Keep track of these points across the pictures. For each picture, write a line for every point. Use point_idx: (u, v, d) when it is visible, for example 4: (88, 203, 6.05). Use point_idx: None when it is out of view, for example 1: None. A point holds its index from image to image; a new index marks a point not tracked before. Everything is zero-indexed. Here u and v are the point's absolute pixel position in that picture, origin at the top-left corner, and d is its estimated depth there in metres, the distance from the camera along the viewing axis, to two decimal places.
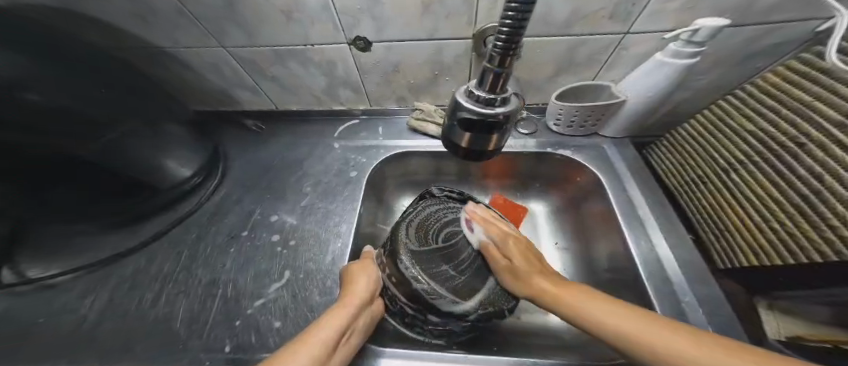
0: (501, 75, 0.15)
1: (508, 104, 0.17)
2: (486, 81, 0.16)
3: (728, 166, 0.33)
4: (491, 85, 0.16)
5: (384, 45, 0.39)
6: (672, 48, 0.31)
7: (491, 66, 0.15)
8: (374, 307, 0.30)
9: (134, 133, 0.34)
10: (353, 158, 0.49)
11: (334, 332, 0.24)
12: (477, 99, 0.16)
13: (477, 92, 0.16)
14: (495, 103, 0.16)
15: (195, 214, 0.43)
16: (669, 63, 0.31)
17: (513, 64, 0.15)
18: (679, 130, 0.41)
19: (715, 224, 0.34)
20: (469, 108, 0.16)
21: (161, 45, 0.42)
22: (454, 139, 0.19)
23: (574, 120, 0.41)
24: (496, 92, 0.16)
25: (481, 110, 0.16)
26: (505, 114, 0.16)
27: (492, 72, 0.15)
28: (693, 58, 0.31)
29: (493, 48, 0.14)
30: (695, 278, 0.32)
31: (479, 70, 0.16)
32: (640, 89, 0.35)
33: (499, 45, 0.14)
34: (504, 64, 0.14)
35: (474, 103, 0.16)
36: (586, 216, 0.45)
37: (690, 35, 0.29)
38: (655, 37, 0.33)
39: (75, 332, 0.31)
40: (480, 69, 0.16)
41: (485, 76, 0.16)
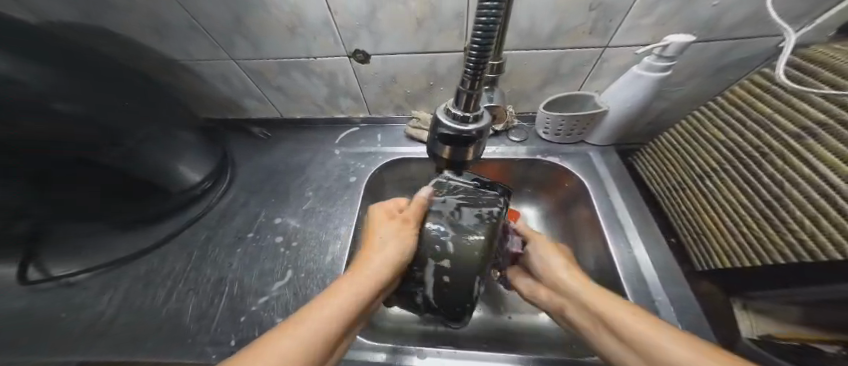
0: (473, 96, 0.18)
1: (481, 121, 0.19)
2: (460, 101, 0.18)
3: (703, 173, 0.35)
4: (465, 105, 0.18)
5: (381, 57, 0.42)
6: (647, 61, 0.33)
7: (464, 89, 0.17)
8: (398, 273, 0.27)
9: (149, 142, 0.37)
10: (352, 164, 0.52)
11: (351, 301, 0.23)
12: (454, 116, 0.18)
13: (454, 110, 0.19)
14: (469, 120, 0.19)
15: (205, 216, 0.45)
16: (645, 75, 0.34)
17: (481, 88, 0.18)
18: (660, 138, 0.43)
19: (693, 228, 0.36)
20: (447, 125, 0.19)
21: (176, 58, 0.45)
22: (436, 151, 0.21)
23: (561, 129, 0.44)
24: (469, 111, 0.19)
25: (457, 126, 0.18)
26: (479, 130, 0.19)
27: (465, 93, 0.18)
28: (666, 71, 0.33)
29: (464, 74, 0.17)
30: (672, 279, 0.34)
31: (456, 92, 0.19)
32: (620, 99, 0.37)
33: (469, 70, 0.16)
34: (474, 87, 0.17)
35: (451, 121, 0.19)
36: (574, 220, 0.47)
37: (662, 50, 0.31)
38: (631, 52, 0.36)
39: (95, 325, 0.34)
40: (455, 91, 0.18)
41: (460, 97, 0.18)
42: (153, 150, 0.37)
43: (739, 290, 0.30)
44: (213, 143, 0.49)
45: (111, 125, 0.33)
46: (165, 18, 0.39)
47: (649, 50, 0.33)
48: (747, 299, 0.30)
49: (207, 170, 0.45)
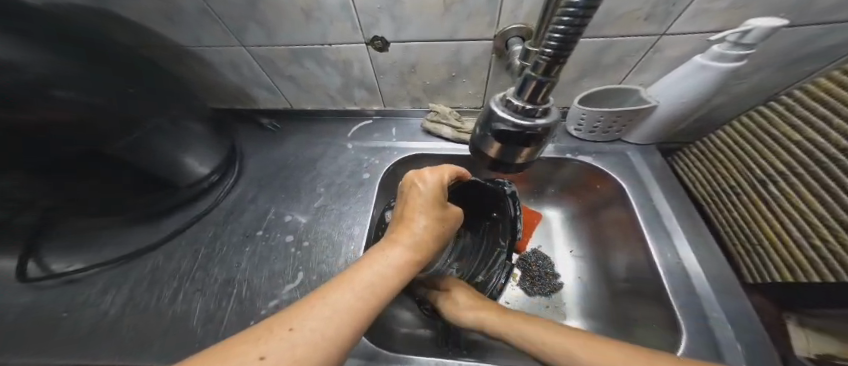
0: (546, 84, 0.14)
1: (549, 116, 0.16)
2: (526, 89, 0.15)
3: (764, 177, 0.31)
4: (531, 93, 0.15)
5: (402, 45, 0.38)
6: (716, 50, 0.29)
7: (536, 74, 0.14)
8: (420, 234, 0.25)
9: (156, 132, 0.34)
10: (366, 159, 0.49)
11: (348, 305, 0.18)
12: (517, 109, 0.15)
13: (515, 101, 0.15)
14: (535, 114, 0.15)
15: (211, 212, 0.43)
16: (711, 66, 0.29)
17: (559, 73, 0.14)
18: (710, 137, 0.39)
19: (746, 237, 0.32)
20: (505, 118, 0.16)
21: (183, 43, 0.42)
22: (483, 149, 0.18)
23: (598, 125, 0.40)
24: (535, 103, 0.15)
25: (519, 122, 0.15)
26: (546, 126, 0.16)
27: (534, 81, 0.14)
28: (740, 61, 0.29)
29: (539, 55, 0.13)
30: (726, 293, 0.31)
31: (520, 78, 0.15)
32: (674, 94, 0.33)
33: (548, 52, 0.12)
34: (550, 73, 0.13)
35: (510, 114, 0.16)
36: (604, 224, 0.44)
37: (739, 36, 0.27)
38: (700, 39, 0.31)
39: (98, 326, 0.32)
40: (520, 77, 0.15)
41: (526, 84, 0.15)
42: (157, 143, 0.34)
43: (796, 304, 0.29)
44: (221, 134, 0.46)
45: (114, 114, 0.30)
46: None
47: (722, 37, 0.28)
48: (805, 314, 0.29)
49: (215, 163, 0.43)
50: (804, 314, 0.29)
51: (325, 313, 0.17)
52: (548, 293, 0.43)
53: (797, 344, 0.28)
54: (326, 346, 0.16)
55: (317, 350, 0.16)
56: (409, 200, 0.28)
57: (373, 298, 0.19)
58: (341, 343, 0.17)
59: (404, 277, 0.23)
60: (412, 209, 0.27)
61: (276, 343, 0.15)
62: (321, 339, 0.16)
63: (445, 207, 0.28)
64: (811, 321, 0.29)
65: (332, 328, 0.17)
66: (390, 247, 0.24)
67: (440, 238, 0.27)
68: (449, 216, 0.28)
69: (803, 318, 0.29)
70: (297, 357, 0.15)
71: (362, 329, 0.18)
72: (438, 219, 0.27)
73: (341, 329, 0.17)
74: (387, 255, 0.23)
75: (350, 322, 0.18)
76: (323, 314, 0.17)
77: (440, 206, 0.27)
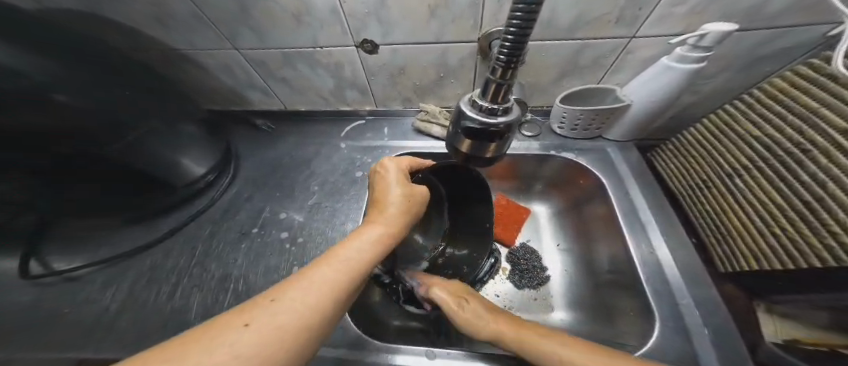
0: (504, 85, 0.16)
1: (511, 114, 0.18)
2: (488, 90, 0.16)
3: (732, 172, 0.33)
4: (493, 94, 0.17)
5: (390, 47, 0.40)
6: (679, 52, 0.31)
7: (495, 76, 0.15)
8: (392, 215, 0.28)
9: (152, 133, 0.35)
10: (358, 158, 0.50)
11: (329, 275, 0.20)
12: (481, 109, 0.17)
13: (480, 102, 0.17)
14: (498, 112, 0.17)
15: (208, 211, 0.44)
16: (675, 67, 0.31)
17: (515, 75, 0.16)
18: (684, 134, 0.41)
19: (717, 229, 0.34)
20: (472, 117, 0.17)
21: (177, 47, 0.43)
22: (457, 146, 0.20)
23: (578, 123, 0.41)
24: (498, 102, 0.17)
25: (484, 119, 0.17)
26: (508, 123, 0.17)
27: (494, 83, 0.16)
28: (700, 63, 0.31)
29: (496, 60, 0.15)
30: (695, 281, 0.33)
31: (483, 81, 0.17)
32: (645, 94, 0.35)
33: (502, 57, 0.14)
34: (506, 75, 0.15)
35: (477, 113, 0.17)
36: (588, 218, 0.46)
37: (697, 40, 0.29)
38: (661, 41, 0.33)
39: (99, 321, 0.33)
40: (483, 80, 0.17)
41: (488, 86, 0.17)
42: (154, 144, 0.36)
43: (763, 293, 0.30)
44: (217, 135, 0.47)
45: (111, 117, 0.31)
46: (163, 6, 0.37)
47: (683, 40, 0.30)
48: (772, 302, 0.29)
49: (210, 163, 0.44)
50: (769, 300, 0.29)
51: (307, 285, 0.19)
52: (535, 286, 0.45)
53: (767, 331, 0.29)
54: (307, 312, 0.18)
55: (298, 319, 0.17)
56: (377, 187, 0.31)
57: (350, 272, 0.21)
58: (320, 312, 0.19)
59: (381, 250, 0.25)
60: (382, 194, 0.30)
61: (261, 310, 0.17)
62: (301, 309, 0.18)
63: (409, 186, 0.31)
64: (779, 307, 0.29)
65: (313, 299, 0.19)
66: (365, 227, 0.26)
67: (412, 215, 0.29)
68: (417, 194, 0.31)
69: (771, 305, 0.30)
70: (280, 325, 0.17)
71: (339, 298, 0.20)
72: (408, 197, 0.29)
73: (321, 297, 0.19)
74: (364, 235, 0.25)
75: (327, 293, 0.19)
76: (305, 286, 0.19)
77: (407, 187, 0.30)
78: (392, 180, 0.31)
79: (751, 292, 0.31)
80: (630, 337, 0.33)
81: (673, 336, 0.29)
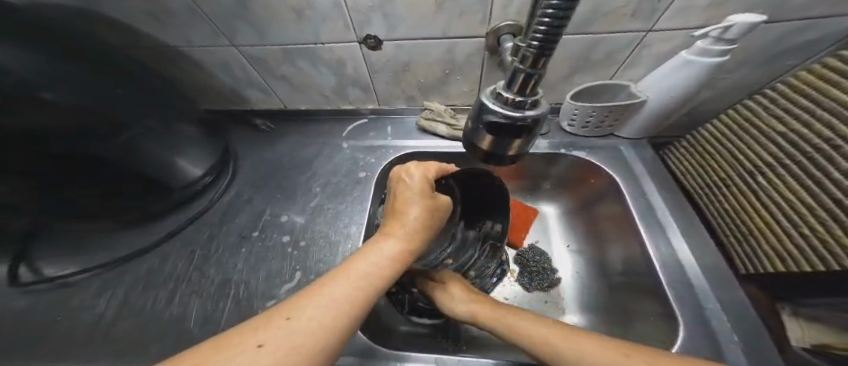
0: (533, 76, 0.14)
1: (538, 107, 0.16)
2: (515, 82, 0.15)
3: (754, 169, 0.31)
4: (520, 86, 0.15)
5: (395, 43, 0.39)
6: (701, 45, 0.29)
7: (525, 66, 0.14)
8: (411, 229, 0.25)
9: (147, 133, 0.34)
10: (361, 158, 0.49)
11: (345, 293, 0.19)
12: (506, 101, 0.15)
13: (505, 94, 0.16)
14: (525, 105, 0.16)
15: (207, 214, 0.43)
16: (696, 61, 0.30)
17: (546, 66, 0.14)
18: (700, 130, 0.40)
19: (737, 228, 0.33)
20: (496, 111, 0.16)
21: (173, 44, 0.42)
22: (476, 142, 0.19)
23: (590, 121, 0.40)
24: (525, 95, 0.15)
25: (509, 113, 0.15)
26: (535, 118, 0.16)
27: (522, 73, 0.14)
28: (722, 56, 0.29)
29: (526, 48, 0.13)
30: (718, 283, 0.31)
31: (509, 71, 0.15)
32: (663, 90, 0.33)
33: (534, 45, 0.13)
34: (538, 65, 0.14)
35: (501, 106, 0.16)
36: (599, 218, 0.45)
37: (722, 32, 0.27)
38: (683, 34, 0.32)
39: (93, 330, 0.32)
40: (509, 70, 0.15)
41: (515, 78, 0.15)
42: (149, 144, 0.34)
43: (792, 295, 0.29)
44: (215, 135, 0.45)
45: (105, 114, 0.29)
46: (158, 1, 0.35)
47: (705, 32, 0.29)
48: (799, 305, 0.29)
49: (209, 164, 0.42)
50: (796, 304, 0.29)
51: (322, 303, 0.18)
52: (546, 288, 0.43)
53: (793, 335, 0.28)
54: (322, 333, 0.17)
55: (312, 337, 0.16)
56: (398, 194, 0.28)
57: (367, 288, 0.20)
58: (338, 331, 0.17)
59: (399, 267, 0.23)
60: (402, 205, 0.27)
61: (274, 331, 0.16)
62: (318, 327, 0.17)
63: (434, 197, 0.28)
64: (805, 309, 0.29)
65: (330, 316, 0.17)
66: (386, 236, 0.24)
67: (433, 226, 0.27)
68: (439, 204, 0.28)
69: (797, 308, 0.29)
70: (293, 343, 0.16)
71: (355, 317, 0.19)
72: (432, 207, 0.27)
73: (338, 316, 0.18)
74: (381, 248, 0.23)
75: (342, 308, 0.18)
76: (321, 303, 0.18)
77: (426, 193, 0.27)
78: (414, 190, 0.27)
79: (777, 296, 0.30)
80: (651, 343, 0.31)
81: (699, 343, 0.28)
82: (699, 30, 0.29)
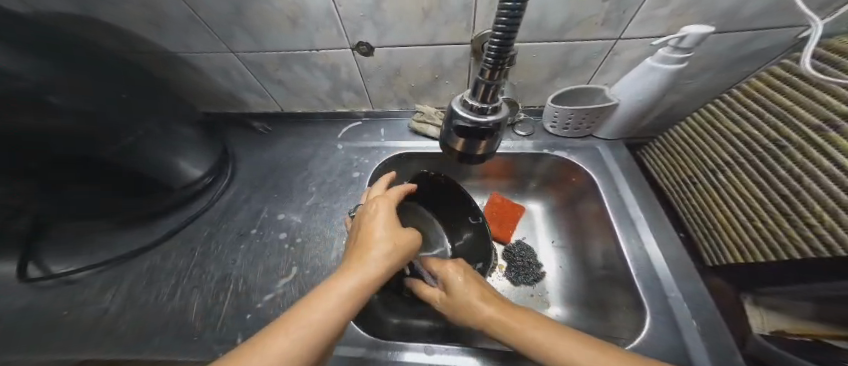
0: (492, 86, 0.17)
1: (500, 113, 0.19)
2: (479, 90, 0.17)
3: (714, 167, 0.34)
4: (483, 94, 0.17)
5: (385, 50, 0.41)
6: (662, 53, 0.32)
7: (484, 76, 0.16)
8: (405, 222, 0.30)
9: (149, 137, 0.35)
10: (355, 159, 0.51)
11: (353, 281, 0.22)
12: (472, 108, 0.18)
13: (471, 101, 0.18)
14: (487, 111, 0.18)
15: (206, 213, 0.44)
16: (659, 68, 0.32)
17: (502, 77, 0.17)
18: (671, 131, 0.42)
19: (703, 223, 0.35)
20: (463, 116, 0.18)
21: (174, 50, 0.44)
22: (449, 144, 0.21)
23: (569, 122, 0.42)
24: (487, 102, 0.18)
25: (474, 117, 0.18)
26: (497, 122, 0.18)
27: (483, 83, 0.17)
28: (681, 63, 0.32)
29: (485, 62, 0.16)
30: (682, 274, 0.34)
31: (472, 82, 0.18)
32: (632, 93, 0.36)
33: (490, 59, 0.15)
34: (495, 76, 0.16)
35: (468, 112, 0.18)
36: (581, 214, 0.47)
37: (678, 41, 0.30)
38: (645, 43, 0.34)
39: (99, 323, 0.34)
40: (473, 81, 0.18)
41: (478, 87, 0.18)
42: (151, 147, 0.36)
43: (753, 283, 0.29)
44: (214, 137, 0.47)
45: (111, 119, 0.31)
46: (160, 10, 0.37)
47: (664, 42, 0.31)
48: (759, 295, 0.29)
49: (208, 165, 0.44)
50: (755, 294, 0.29)
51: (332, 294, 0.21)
52: (532, 282, 0.46)
53: (753, 322, 0.29)
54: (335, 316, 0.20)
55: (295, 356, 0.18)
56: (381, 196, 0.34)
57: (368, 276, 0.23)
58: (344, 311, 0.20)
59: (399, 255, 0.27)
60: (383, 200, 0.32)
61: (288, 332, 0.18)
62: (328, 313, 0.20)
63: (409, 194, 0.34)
64: (764, 299, 0.29)
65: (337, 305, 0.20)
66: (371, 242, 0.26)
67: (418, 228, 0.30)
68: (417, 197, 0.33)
69: (758, 297, 0.29)
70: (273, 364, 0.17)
71: (361, 299, 0.22)
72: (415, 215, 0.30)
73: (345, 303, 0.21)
74: (372, 255, 0.25)
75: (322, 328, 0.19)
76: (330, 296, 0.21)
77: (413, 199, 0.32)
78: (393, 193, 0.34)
79: (737, 285, 0.31)
80: (623, 330, 0.34)
81: (663, 328, 0.30)
82: (659, 39, 0.32)
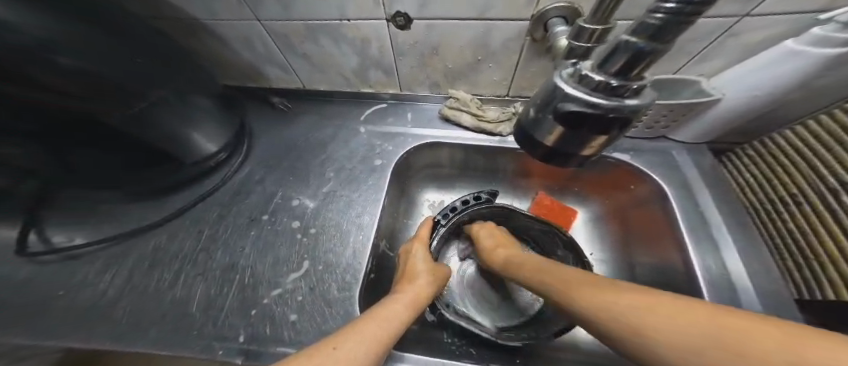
0: (645, 56, 0.11)
1: (641, 97, 0.13)
2: (616, 62, 0.11)
3: (836, 185, 0.27)
4: (621, 68, 0.11)
5: (426, 23, 0.35)
6: (817, 33, 0.24)
7: (639, 38, 0.10)
8: (421, 292, 0.31)
9: (165, 105, 0.30)
10: (378, 145, 0.46)
11: (376, 337, 0.23)
12: (598, 86, 0.12)
13: (596, 76, 0.12)
14: (626, 92, 0.12)
15: (218, 192, 0.40)
16: (807, 52, 0.25)
17: (667, 39, 0.10)
18: (771, 137, 0.34)
19: (800, 251, 0.29)
20: (577, 99, 0.12)
21: (199, 17, 0.38)
22: (539, 137, 0.16)
23: (642, 120, 0.36)
24: (628, 78, 0.12)
25: (598, 101, 0.12)
26: (636, 109, 0.12)
27: (631, 51, 0.11)
28: (846, 47, 0.23)
29: (644, 20, 0.10)
30: (772, 313, 0.28)
31: (610, 45, 0.11)
32: (744, 86, 0.29)
33: (655, 20, 0.09)
34: (658, 38, 0.10)
35: (588, 93, 0.12)
36: (632, 227, 0.41)
37: None
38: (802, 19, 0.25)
39: (95, 305, 0.31)
40: (612, 44, 0.11)
41: (615, 55, 0.11)
42: (165, 116, 0.31)
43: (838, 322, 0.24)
44: (231, 110, 0.43)
45: (133, 89, 0.26)
46: None
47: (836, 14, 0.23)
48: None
49: (224, 140, 0.40)
50: (840, 331, 0.24)
51: (362, 339, 0.22)
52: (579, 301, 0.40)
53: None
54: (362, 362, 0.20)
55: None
56: (408, 261, 0.36)
57: (389, 334, 0.24)
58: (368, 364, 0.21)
59: (412, 313, 0.28)
60: (412, 264, 0.35)
61: (325, 356, 0.19)
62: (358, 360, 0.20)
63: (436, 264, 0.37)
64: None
65: (363, 354, 0.21)
66: (399, 295, 0.30)
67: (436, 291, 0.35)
68: (440, 272, 0.37)
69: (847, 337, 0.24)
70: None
71: (382, 353, 0.23)
72: (435, 277, 0.35)
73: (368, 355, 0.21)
74: (390, 312, 0.27)
75: (374, 346, 0.22)
76: (359, 341, 0.22)
77: (433, 265, 0.36)
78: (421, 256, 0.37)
79: (824, 321, 0.25)
80: None
81: None
82: (828, 13, 0.24)
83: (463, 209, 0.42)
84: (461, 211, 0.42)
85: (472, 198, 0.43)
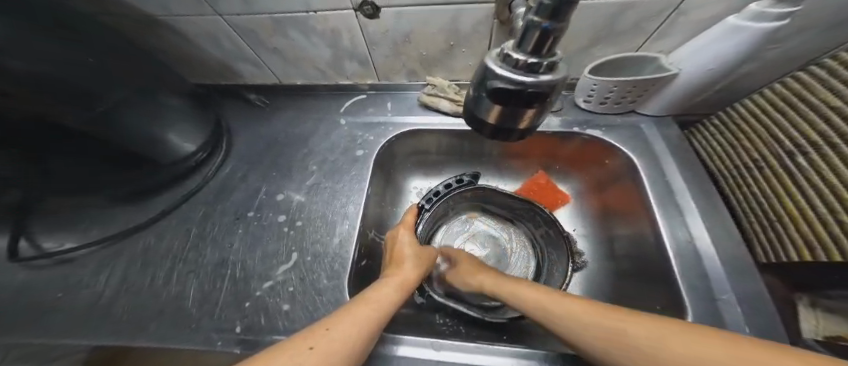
0: (550, 33, 0.11)
1: (555, 72, 0.14)
2: (528, 41, 0.12)
3: (793, 149, 0.28)
4: (534, 45, 0.12)
5: (394, 11, 0.34)
6: (754, 8, 0.25)
7: (540, 18, 0.11)
8: (407, 276, 0.32)
9: (129, 106, 0.30)
10: (359, 135, 0.46)
11: (364, 319, 0.24)
12: (516, 64, 0.13)
13: (515, 55, 0.13)
14: (540, 68, 0.13)
15: (203, 190, 0.42)
16: (745, 28, 0.26)
17: (569, 16, 0.11)
18: (739, 105, 0.35)
19: (762, 212, 0.30)
20: (501, 77, 0.13)
21: (156, 13, 0.38)
22: (481, 114, 0.16)
23: (609, 96, 0.37)
24: (541, 55, 0.13)
25: (519, 79, 0.13)
26: (551, 83, 0.13)
27: (537, 29, 0.11)
28: (781, 21, 0.25)
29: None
30: (736, 272, 0.29)
31: (521, 24, 0.12)
32: (699, 61, 0.30)
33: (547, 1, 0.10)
34: (557, 17, 0.11)
35: (510, 69, 0.13)
36: (610, 200, 0.42)
37: None
38: None
39: (94, 306, 0.32)
40: (521, 23, 0.12)
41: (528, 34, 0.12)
42: (131, 119, 0.31)
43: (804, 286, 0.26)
44: (207, 109, 0.43)
45: None
46: None
47: None
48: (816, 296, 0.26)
49: (200, 139, 0.40)
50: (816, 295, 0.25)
51: (351, 321, 0.23)
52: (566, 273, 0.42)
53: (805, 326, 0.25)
54: (352, 341, 0.22)
55: (346, 347, 0.21)
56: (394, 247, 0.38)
57: (378, 315, 0.25)
58: (359, 343, 0.22)
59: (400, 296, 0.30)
60: (397, 251, 0.36)
61: (316, 339, 0.20)
62: (347, 340, 0.21)
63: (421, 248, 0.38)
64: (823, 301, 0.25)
65: (352, 334, 0.22)
66: (386, 281, 0.31)
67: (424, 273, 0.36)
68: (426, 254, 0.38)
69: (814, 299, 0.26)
70: (332, 348, 0.20)
71: (372, 332, 0.24)
72: (421, 260, 0.36)
73: (357, 334, 0.23)
74: (378, 296, 0.28)
75: (363, 327, 0.23)
76: (349, 323, 0.23)
77: (419, 249, 0.37)
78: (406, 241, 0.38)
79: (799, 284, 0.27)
80: None
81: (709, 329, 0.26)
82: None
83: (445, 193, 0.43)
84: (442, 194, 0.43)
85: (456, 182, 0.44)
